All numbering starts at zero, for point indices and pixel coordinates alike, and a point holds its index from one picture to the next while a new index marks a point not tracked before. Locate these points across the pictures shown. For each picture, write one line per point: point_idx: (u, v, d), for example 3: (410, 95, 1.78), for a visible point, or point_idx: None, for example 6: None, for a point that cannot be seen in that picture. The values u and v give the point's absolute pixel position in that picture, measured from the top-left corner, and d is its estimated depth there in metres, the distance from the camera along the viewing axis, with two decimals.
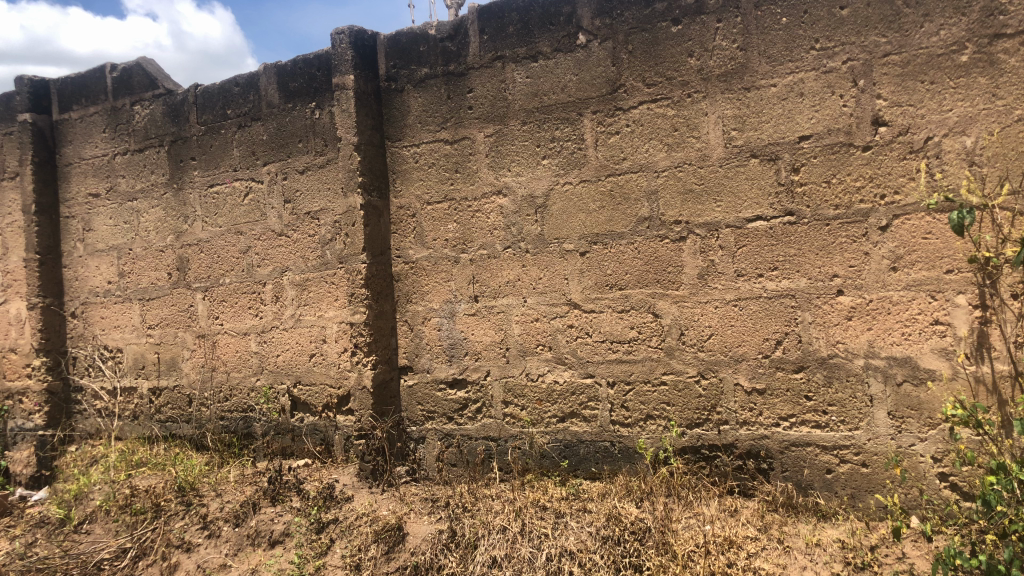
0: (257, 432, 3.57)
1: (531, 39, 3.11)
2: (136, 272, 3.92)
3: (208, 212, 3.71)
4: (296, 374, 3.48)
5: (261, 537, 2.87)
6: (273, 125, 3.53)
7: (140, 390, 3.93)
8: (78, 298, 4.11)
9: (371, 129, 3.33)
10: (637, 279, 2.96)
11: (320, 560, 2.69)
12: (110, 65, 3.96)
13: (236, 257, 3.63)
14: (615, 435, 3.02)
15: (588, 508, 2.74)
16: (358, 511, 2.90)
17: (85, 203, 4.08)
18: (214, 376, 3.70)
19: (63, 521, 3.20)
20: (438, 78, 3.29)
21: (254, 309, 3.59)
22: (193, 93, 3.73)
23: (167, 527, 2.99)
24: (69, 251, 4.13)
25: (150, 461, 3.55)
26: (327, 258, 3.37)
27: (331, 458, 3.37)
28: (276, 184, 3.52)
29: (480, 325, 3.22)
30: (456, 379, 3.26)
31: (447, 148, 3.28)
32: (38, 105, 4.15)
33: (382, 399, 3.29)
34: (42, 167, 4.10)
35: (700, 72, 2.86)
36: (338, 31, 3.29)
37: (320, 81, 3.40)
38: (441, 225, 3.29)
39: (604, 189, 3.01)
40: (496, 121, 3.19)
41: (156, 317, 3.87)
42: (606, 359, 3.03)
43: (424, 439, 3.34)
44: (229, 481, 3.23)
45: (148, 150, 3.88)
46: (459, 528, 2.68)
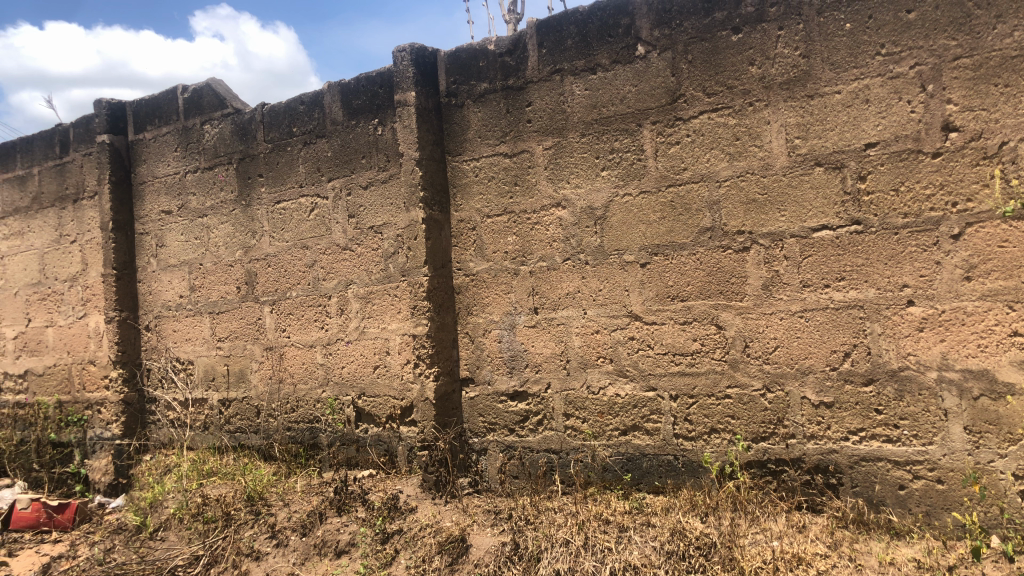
0: (322, 442, 3.63)
1: (590, 51, 3.12)
2: (206, 286, 4.03)
3: (276, 227, 3.80)
4: (361, 385, 3.53)
5: (328, 547, 2.90)
6: (337, 141, 3.60)
7: (210, 401, 4.03)
8: (151, 312, 4.25)
9: (432, 145, 3.38)
10: (700, 290, 2.93)
11: (385, 569, 2.71)
12: (182, 86, 4.10)
13: (303, 271, 3.71)
14: (679, 448, 2.98)
15: (652, 522, 2.71)
16: (422, 522, 2.93)
17: (158, 221, 4.22)
18: (281, 387, 3.78)
19: (140, 528, 3.30)
20: (497, 93, 3.32)
21: (320, 322, 3.66)
22: (260, 112, 3.84)
23: (237, 535, 3.04)
24: (144, 267, 4.28)
25: (220, 470, 3.64)
26: (390, 271, 3.43)
27: (395, 469, 3.41)
28: (341, 200, 3.59)
29: (541, 337, 3.23)
30: (517, 391, 3.27)
31: (506, 162, 3.30)
32: (115, 127, 4.32)
33: (445, 410, 3.32)
34: (118, 186, 4.26)
35: (762, 80, 2.82)
36: (400, 49, 3.36)
37: (382, 98, 3.47)
38: (501, 238, 3.31)
39: (665, 200, 2.99)
40: (555, 133, 3.20)
41: (225, 330, 3.97)
42: (668, 372, 3.00)
43: (486, 451, 3.35)
44: (296, 492, 3.30)
45: (218, 168, 4.00)
46: (522, 541, 2.67)
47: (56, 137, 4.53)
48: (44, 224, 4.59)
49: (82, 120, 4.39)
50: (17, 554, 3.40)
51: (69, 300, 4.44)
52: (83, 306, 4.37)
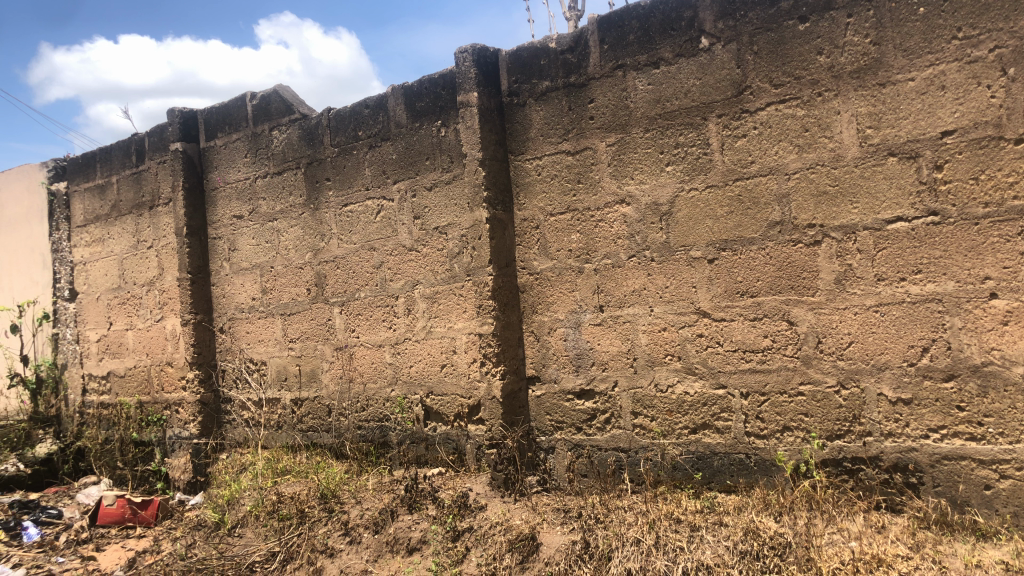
0: (392, 440, 3.67)
1: (652, 46, 3.09)
2: (278, 288, 4.12)
3: (344, 229, 3.86)
4: (428, 384, 3.57)
5: (400, 544, 2.93)
6: (402, 144, 3.64)
7: (283, 401, 4.12)
8: (225, 314, 4.37)
9: (495, 144, 3.39)
10: (770, 286, 2.87)
11: (457, 567, 2.73)
12: (250, 93, 4.20)
13: (370, 272, 3.76)
14: (751, 447, 2.93)
15: (724, 522, 2.67)
16: (492, 520, 2.93)
17: (231, 225, 4.33)
18: (351, 386, 3.84)
19: (218, 524, 3.39)
20: (559, 90, 3.31)
21: (387, 322, 3.71)
22: (327, 117, 3.91)
23: (312, 532, 3.10)
24: (217, 270, 4.40)
25: (294, 469, 3.72)
26: (456, 271, 3.45)
27: (464, 467, 3.43)
28: (406, 201, 3.63)
29: (607, 335, 3.21)
30: (584, 390, 3.26)
31: (570, 159, 3.29)
32: (188, 135, 4.45)
33: (512, 409, 3.33)
34: (191, 192, 4.39)
35: (831, 69, 2.76)
36: (462, 50, 3.38)
37: (445, 99, 3.49)
38: (566, 236, 3.30)
39: (733, 194, 2.94)
40: (618, 129, 3.18)
41: (297, 331, 4.05)
42: (738, 369, 2.95)
43: (554, 449, 3.35)
44: (368, 489, 3.35)
45: (286, 173, 4.08)
46: (592, 539, 2.66)
47: (133, 146, 4.69)
48: (122, 231, 4.75)
49: (157, 130, 4.53)
50: (104, 548, 3.53)
51: (147, 304, 4.59)
52: (161, 309, 4.51)
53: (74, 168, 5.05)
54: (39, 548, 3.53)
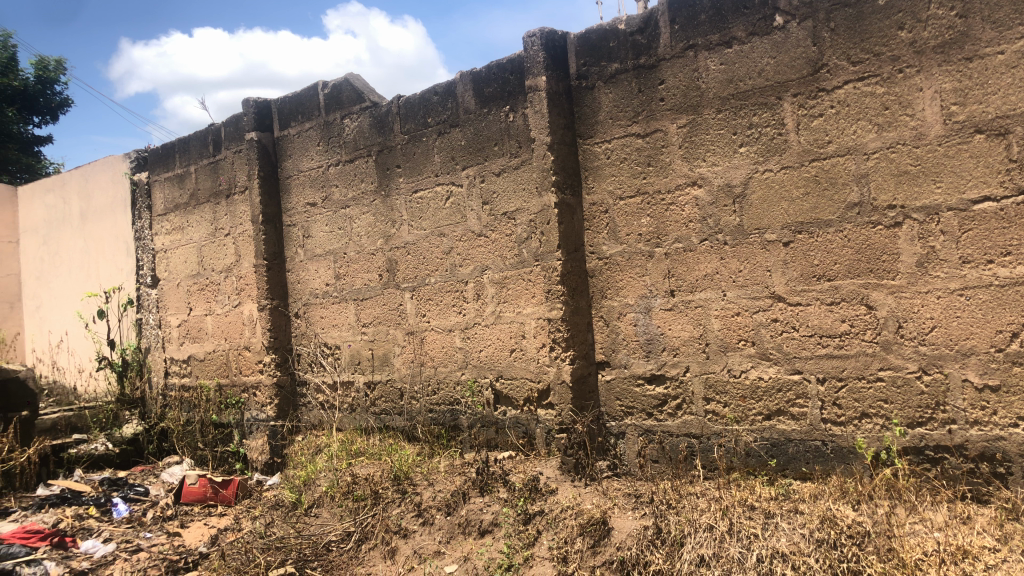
0: (463, 424, 3.71)
1: (725, 25, 3.03)
2: (351, 274, 4.20)
3: (414, 216, 3.90)
4: (498, 368, 3.58)
5: (472, 527, 2.97)
6: (471, 130, 3.66)
7: (357, 384, 4.20)
8: (300, 300, 4.47)
9: (563, 128, 3.38)
10: (848, 269, 2.80)
11: (528, 550, 2.75)
12: (322, 82, 4.27)
13: (440, 257, 3.80)
14: (827, 434, 2.86)
15: (799, 509, 2.61)
16: (563, 503, 2.94)
17: (304, 212, 4.42)
18: (423, 370, 3.88)
19: (295, 504, 3.49)
20: (629, 73, 3.27)
21: (457, 306, 3.74)
22: (397, 104, 3.94)
23: (385, 513, 3.16)
24: (292, 257, 4.50)
25: (368, 451, 3.79)
26: (524, 256, 3.45)
27: (534, 451, 3.44)
28: (474, 187, 3.65)
29: (678, 320, 3.17)
30: (655, 375, 3.23)
31: (639, 142, 3.26)
32: (262, 124, 4.55)
33: (582, 394, 3.33)
34: (266, 181, 4.49)
35: (913, 44, 2.65)
36: (530, 34, 3.37)
37: (513, 84, 3.49)
38: (636, 219, 3.27)
39: (809, 175, 2.87)
40: (689, 111, 3.12)
41: (369, 316, 4.12)
42: (814, 354, 2.88)
43: (624, 434, 3.34)
44: (440, 472, 3.39)
45: (358, 160, 4.14)
46: (664, 525, 2.64)
47: (210, 136, 4.82)
48: (201, 219, 4.89)
49: (233, 120, 4.65)
50: (188, 525, 3.67)
51: (225, 290, 4.73)
52: (238, 295, 4.64)
53: (155, 158, 5.22)
54: (128, 523, 3.68)
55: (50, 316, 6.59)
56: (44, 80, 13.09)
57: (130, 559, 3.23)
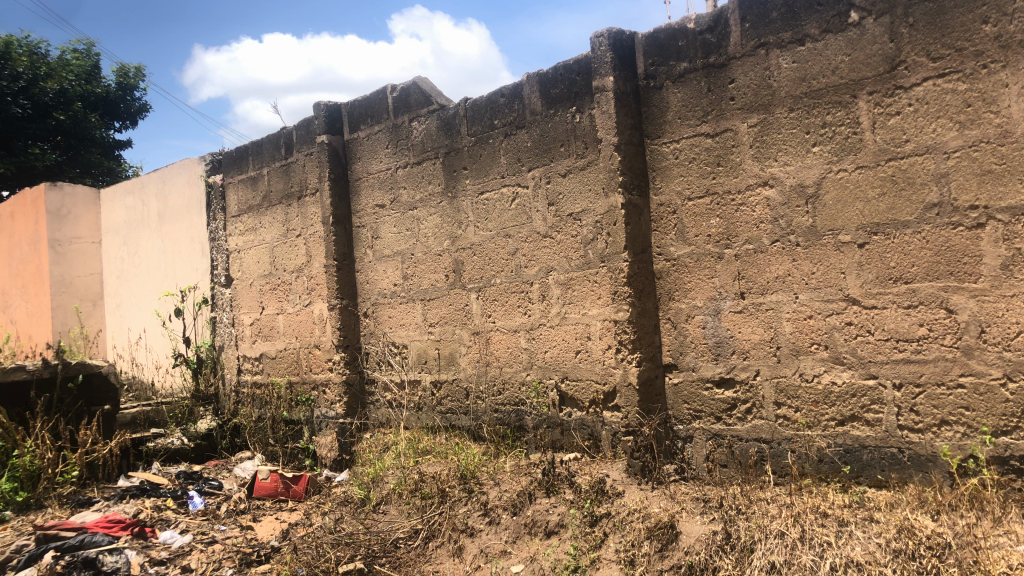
0: (528, 424, 3.72)
1: (798, 22, 2.97)
2: (418, 275, 4.24)
3: (480, 217, 3.92)
4: (564, 369, 3.58)
5: (538, 527, 2.97)
6: (537, 131, 3.66)
7: (423, 383, 4.24)
8: (369, 299, 4.54)
9: (631, 129, 3.36)
10: (926, 272, 2.71)
11: (595, 552, 2.74)
12: (391, 85, 4.33)
13: (506, 258, 3.81)
14: (904, 441, 2.77)
15: (875, 518, 2.54)
16: (630, 506, 2.91)
17: (373, 214, 4.49)
18: (488, 370, 3.90)
19: (364, 501, 3.54)
20: (698, 72, 3.24)
21: (523, 307, 3.75)
22: (464, 107, 3.97)
23: (452, 512, 3.18)
24: (361, 257, 4.58)
25: (435, 449, 3.83)
26: (590, 257, 3.44)
27: (600, 453, 3.43)
28: (540, 188, 3.65)
29: (748, 322, 3.12)
30: (723, 378, 3.19)
31: (708, 142, 3.22)
32: (333, 127, 4.64)
33: (649, 397, 3.30)
34: (337, 183, 4.58)
35: (998, 39, 2.56)
36: (598, 34, 3.36)
37: (580, 85, 3.48)
38: (704, 220, 3.23)
39: (885, 175, 2.79)
40: (760, 110, 3.07)
41: (436, 316, 4.16)
42: (891, 359, 2.80)
43: (692, 438, 3.29)
44: (506, 472, 3.39)
45: (425, 162, 4.18)
46: (734, 530, 2.60)
47: (282, 139, 4.93)
48: (273, 220, 5.01)
49: (304, 123, 4.75)
50: (260, 519, 3.75)
51: (296, 289, 4.83)
52: (308, 295, 4.73)
53: (229, 161, 5.36)
54: (203, 515, 3.78)
55: (129, 314, 6.83)
56: (124, 86, 13.58)
57: (206, 550, 3.32)
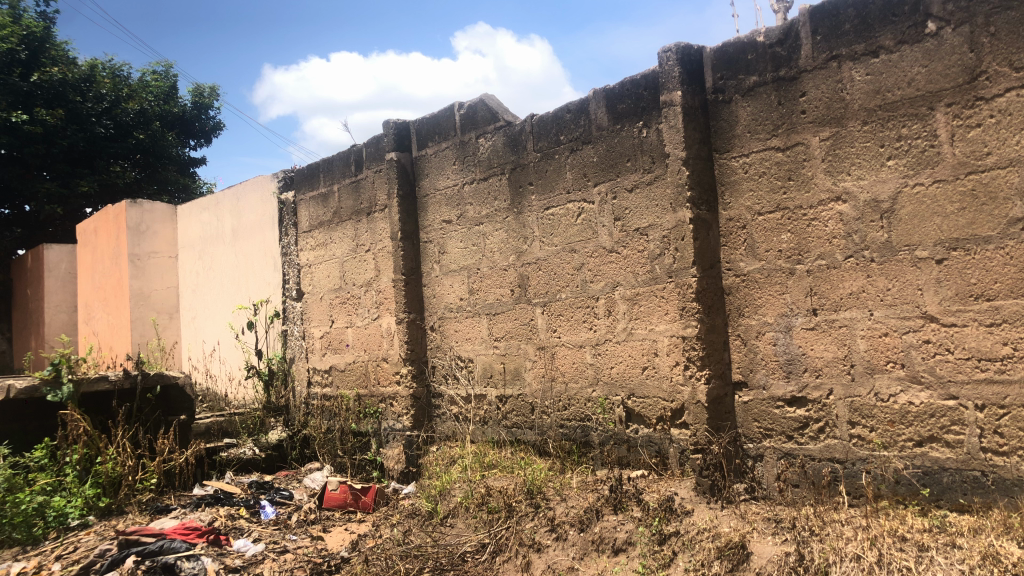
0: (594, 440, 3.70)
1: (871, 34, 2.91)
2: (484, 289, 4.28)
3: (546, 232, 3.94)
4: (630, 386, 3.56)
5: (606, 544, 2.95)
6: (603, 146, 3.66)
7: (489, 397, 4.26)
8: (435, 314, 4.59)
9: (699, 143, 3.34)
10: (1010, 288, 2.62)
11: (664, 571, 2.71)
12: (458, 103, 4.40)
13: (571, 273, 3.82)
14: (988, 464, 2.66)
15: (957, 543, 2.45)
16: (700, 525, 2.88)
17: (440, 229, 4.55)
18: (554, 385, 3.91)
19: (431, 514, 3.58)
20: (768, 85, 3.20)
21: (589, 323, 3.74)
22: (531, 123, 4.01)
23: (519, 526, 3.19)
24: (428, 272, 4.64)
25: (501, 463, 3.85)
26: (657, 272, 3.42)
27: (667, 471, 3.39)
28: (607, 203, 3.65)
29: (821, 340, 3.06)
30: (795, 396, 3.13)
31: (779, 156, 3.17)
32: (401, 145, 4.73)
33: (718, 414, 3.26)
34: (405, 199, 4.66)
35: None
36: (666, 49, 3.36)
37: (647, 100, 3.47)
38: (775, 235, 3.18)
39: (965, 189, 2.71)
40: (832, 123, 3.02)
41: (502, 330, 4.18)
42: (972, 379, 2.70)
43: (762, 457, 3.24)
44: (572, 487, 3.38)
45: (492, 179, 4.22)
46: (807, 552, 2.55)
47: (352, 157, 5.04)
48: (343, 236, 5.11)
49: (374, 141, 4.85)
50: (330, 530, 3.82)
51: (365, 303, 4.91)
52: (377, 308, 4.81)
53: (301, 178, 5.50)
54: (274, 525, 3.86)
55: (203, 327, 7.03)
56: (199, 105, 14.05)
57: (278, 559, 3.39)
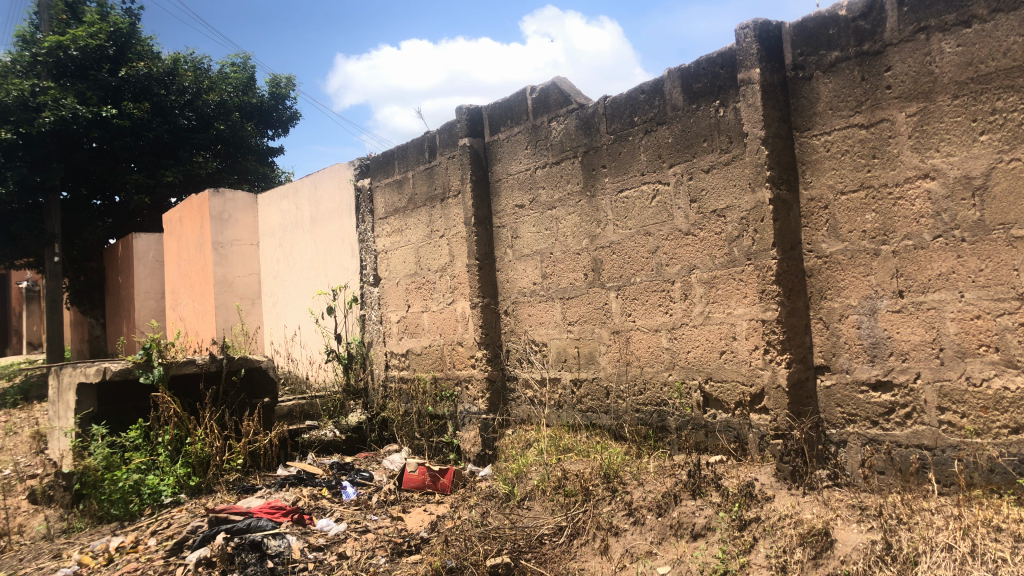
0: (671, 425, 3.67)
1: (963, 3, 2.78)
2: (558, 274, 4.27)
3: (620, 215, 3.91)
4: (708, 370, 3.51)
5: (684, 529, 2.93)
6: (678, 127, 3.61)
7: (564, 381, 4.27)
8: (509, 298, 4.62)
9: (779, 121, 3.26)
10: None
11: (745, 557, 2.68)
12: (531, 87, 4.39)
13: (646, 257, 3.78)
14: None
15: None
16: (781, 511, 2.83)
17: (513, 214, 4.57)
18: (629, 369, 3.89)
19: (508, 496, 3.62)
20: (851, 60, 3.10)
21: (664, 306, 3.70)
22: (604, 105, 3.97)
23: (596, 510, 3.20)
24: (502, 257, 4.66)
25: (576, 448, 3.86)
26: (735, 255, 3.36)
27: (746, 456, 3.34)
28: (683, 185, 3.59)
29: (907, 322, 2.96)
30: (880, 381, 3.04)
31: (863, 133, 3.07)
32: (474, 130, 4.75)
33: (799, 399, 3.20)
34: (478, 184, 4.68)
35: None
36: (743, 26, 3.28)
37: (724, 79, 3.40)
38: (858, 215, 3.09)
39: None
40: (920, 98, 2.91)
41: (576, 314, 4.18)
42: None
43: (846, 443, 3.16)
44: (649, 472, 3.37)
45: (565, 162, 4.21)
46: (895, 541, 2.48)
47: (426, 143, 5.09)
48: (418, 222, 5.18)
49: (447, 127, 4.88)
50: (409, 510, 3.89)
51: (440, 288, 4.97)
52: (451, 293, 4.86)
53: (377, 165, 5.59)
54: (356, 505, 3.96)
55: (284, 312, 7.23)
56: (276, 96, 14.41)
57: (360, 539, 3.48)
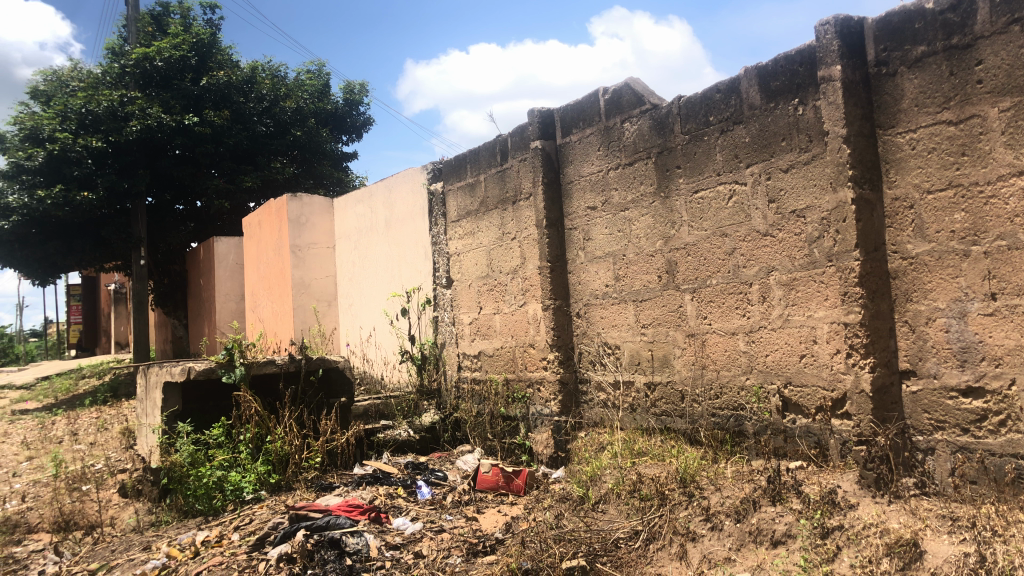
0: (748, 430, 3.60)
1: None
2: (631, 276, 4.25)
3: (695, 217, 3.86)
4: (787, 374, 3.44)
5: (763, 536, 2.87)
6: (756, 126, 3.54)
7: (637, 384, 4.23)
8: (582, 301, 4.61)
9: (861, 119, 3.17)
10: None
11: (828, 566, 2.61)
12: (603, 88, 4.38)
13: (723, 258, 3.72)
14: None
15: None
16: (866, 520, 2.75)
17: (585, 216, 4.56)
18: (705, 373, 3.83)
19: (583, 498, 3.62)
20: (938, 55, 3.00)
21: (741, 309, 3.64)
22: (678, 105, 3.92)
23: (673, 515, 3.16)
24: (573, 259, 4.66)
25: (651, 452, 3.83)
26: (816, 256, 3.28)
27: (828, 462, 3.25)
28: (760, 185, 3.53)
29: (1001, 326, 2.83)
30: (971, 387, 2.92)
31: (951, 130, 2.96)
32: (546, 133, 4.75)
33: (883, 405, 3.10)
34: (550, 186, 4.69)
35: None
36: (823, 22, 3.20)
37: (803, 76, 3.33)
38: (947, 215, 2.98)
39: None
40: (1014, 92, 2.78)
41: (649, 317, 4.14)
42: None
43: (934, 450, 3.05)
44: (727, 477, 3.31)
45: (638, 163, 4.17)
46: (989, 553, 2.38)
47: (498, 147, 5.11)
48: (490, 225, 5.21)
49: (519, 130, 4.90)
50: (483, 511, 3.91)
51: (512, 290, 4.99)
52: (523, 295, 4.87)
53: (449, 169, 5.65)
54: (431, 505, 4.00)
55: (359, 314, 7.37)
56: (350, 103, 14.73)
57: (435, 538, 3.51)
